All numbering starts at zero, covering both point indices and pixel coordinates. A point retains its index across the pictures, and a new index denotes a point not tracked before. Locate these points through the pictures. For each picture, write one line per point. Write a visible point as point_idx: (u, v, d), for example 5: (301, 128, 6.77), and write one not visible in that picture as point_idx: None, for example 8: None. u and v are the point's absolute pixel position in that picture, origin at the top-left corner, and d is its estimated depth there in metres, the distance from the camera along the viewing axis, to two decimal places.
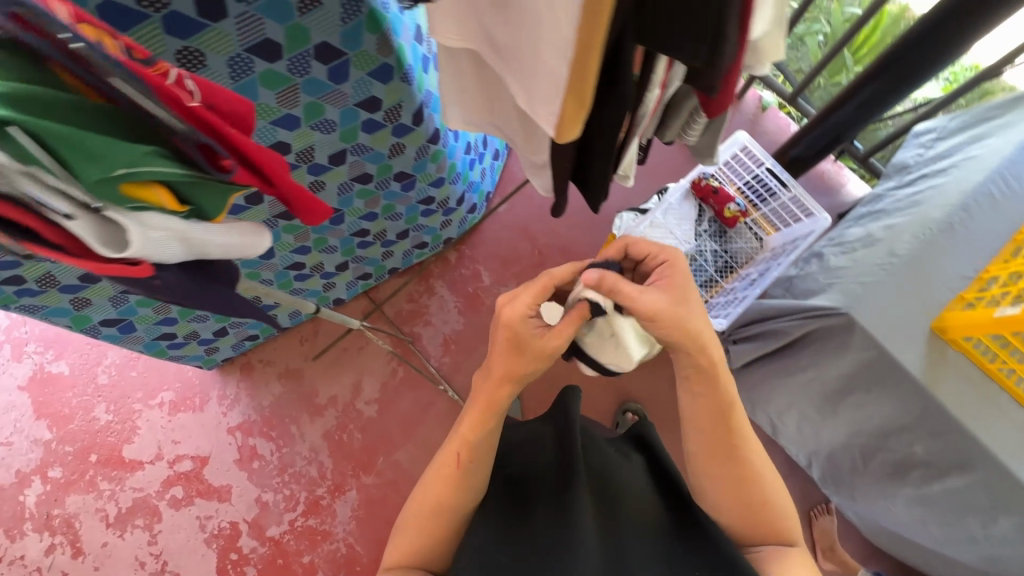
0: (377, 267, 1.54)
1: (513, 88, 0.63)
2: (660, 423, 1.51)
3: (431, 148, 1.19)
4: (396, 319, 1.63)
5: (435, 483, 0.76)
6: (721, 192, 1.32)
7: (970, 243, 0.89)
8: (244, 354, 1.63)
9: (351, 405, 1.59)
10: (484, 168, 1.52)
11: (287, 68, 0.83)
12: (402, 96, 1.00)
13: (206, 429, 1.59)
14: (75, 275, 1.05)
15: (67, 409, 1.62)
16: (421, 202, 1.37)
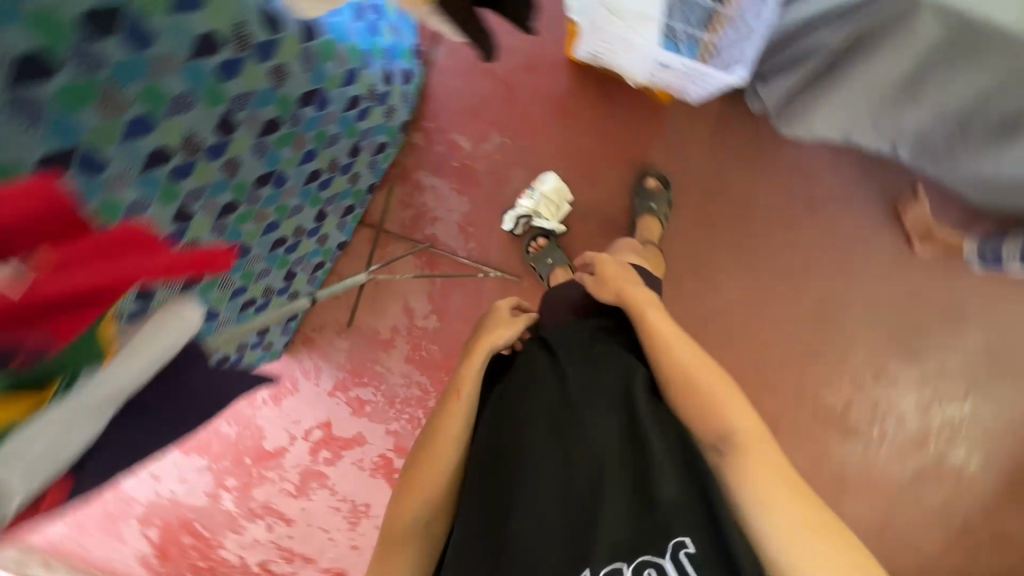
0: (354, 195, 1.39)
1: None
2: (703, 195, 1.43)
3: (315, 47, 0.94)
4: (405, 231, 1.52)
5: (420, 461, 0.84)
6: None
7: None
8: (299, 331, 1.67)
9: (414, 325, 1.61)
10: (391, 24, 1.22)
11: (76, 68, 0.61)
12: (235, 10, 0.75)
13: (312, 402, 1.72)
14: None
15: (201, 439, 1.81)
16: (350, 109, 1.14)
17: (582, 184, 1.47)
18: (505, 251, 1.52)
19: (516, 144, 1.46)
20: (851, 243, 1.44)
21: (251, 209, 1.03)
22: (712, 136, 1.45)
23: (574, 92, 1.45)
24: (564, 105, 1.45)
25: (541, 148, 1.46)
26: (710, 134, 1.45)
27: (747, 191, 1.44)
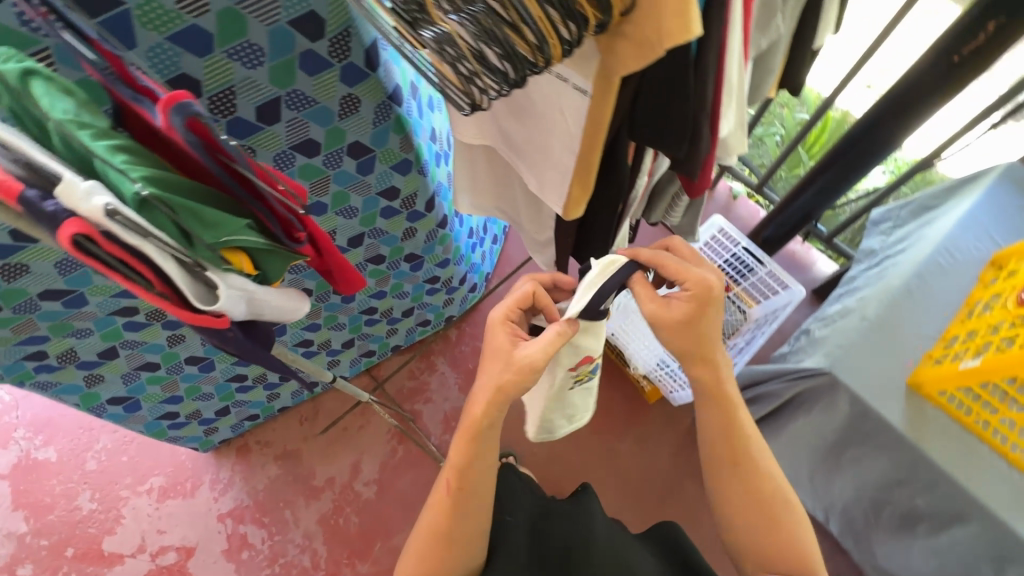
0: (381, 344, 1.59)
1: (526, 175, 0.75)
2: (655, 493, 1.53)
3: (439, 232, 1.31)
4: (397, 396, 1.64)
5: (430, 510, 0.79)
6: (703, 268, 1.44)
7: (928, 308, 0.99)
8: (241, 436, 1.61)
9: (349, 487, 1.55)
10: (484, 251, 1.64)
11: (322, 161, 0.95)
12: (418, 185, 1.13)
13: (195, 517, 1.53)
14: (95, 351, 1.09)
15: (48, 498, 1.55)
16: (426, 281, 1.45)
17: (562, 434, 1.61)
18: None
19: None
20: None
21: (317, 301, 1.27)
22: (683, 446, 1.56)
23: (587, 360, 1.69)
24: None
25: None
26: (681, 445, 1.56)
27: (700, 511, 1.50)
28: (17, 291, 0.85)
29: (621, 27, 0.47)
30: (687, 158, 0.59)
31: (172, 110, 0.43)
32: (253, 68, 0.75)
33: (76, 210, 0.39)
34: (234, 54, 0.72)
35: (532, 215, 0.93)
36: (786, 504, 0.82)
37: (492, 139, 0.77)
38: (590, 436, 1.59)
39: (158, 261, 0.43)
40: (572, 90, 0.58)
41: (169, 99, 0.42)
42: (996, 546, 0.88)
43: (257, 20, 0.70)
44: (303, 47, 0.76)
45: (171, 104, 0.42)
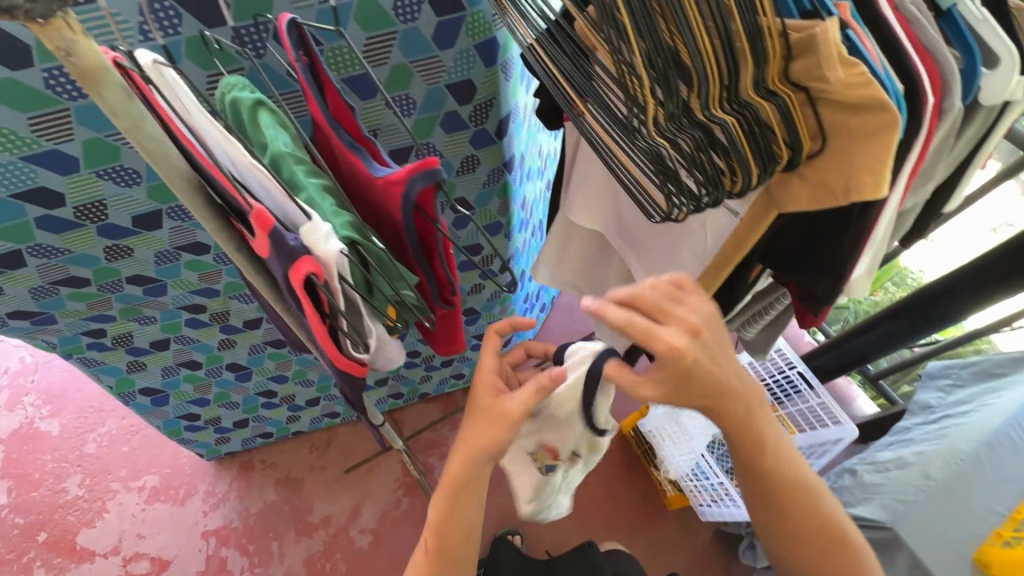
0: (410, 388, 1.56)
1: (636, 269, 0.76)
2: None
3: (503, 294, 1.32)
4: (412, 444, 1.59)
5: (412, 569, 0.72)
6: None
7: (1001, 483, 0.95)
8: (247, 452, 1.55)
9: (343, 531, 1.47)
10: (533, 318, 1.64)
11: None
12: (500, 248, 1.16)
13: (179, 528, 1.45)
14: (149, 340, 1.08)
15: (37, 473, 1.49)
16: (474, 337, 1.44)
17: (573, 524, 1.53)
18: None
19: None
20: None
21: None
22: (698, 565, 1.47)
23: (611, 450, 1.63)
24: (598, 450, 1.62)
25: None
26: (696, 564, 1.47)
27: None
28: (111, 271, 0.86)
29: (799, 167, 0.50)
30: (822, 297, 0.60)
31: (416, 176, 0.41)
32: (400, 117, 0.80)
33: (311, 248, 0.37)
34: (390, 102, 0.77)
35: None
36: (816, 508, 0.71)
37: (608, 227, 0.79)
38: (601, 531, 1.51)
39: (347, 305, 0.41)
40: (721, 208, 0.61)
41: (421, 166, 0.40)
42: None
43: (422, 78, 0.75)
44: (449, 108, 0.81)
45: (413, 175, 0.40)
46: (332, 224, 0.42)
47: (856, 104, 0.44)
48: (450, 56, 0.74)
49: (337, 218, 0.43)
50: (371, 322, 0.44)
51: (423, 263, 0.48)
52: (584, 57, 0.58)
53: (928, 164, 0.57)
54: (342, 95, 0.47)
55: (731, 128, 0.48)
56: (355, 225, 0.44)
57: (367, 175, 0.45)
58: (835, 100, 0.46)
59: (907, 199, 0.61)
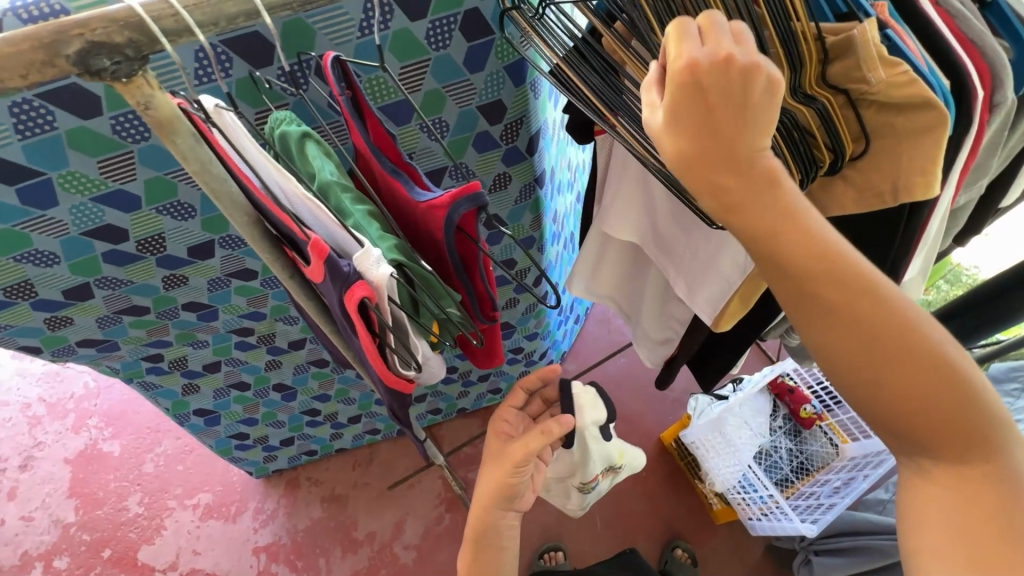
0: (449, 404, 1.58)
1: (674, 279, 0.76)
2: None
3: (537, 307, 1.33)
4: (453, 460, 1.60)
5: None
6: (797, 391, 1.39)
7: None
8: (294, 469, 1.60)
9: (388, 547, 1.49)
10: (567, 330, 1.63)
11: None
12: (533, 262, 1.17)
13: (231, 544, 1.50)
14: (202, 363, 1.13)
15: (101, 492, 1.58)
16: (511, 350, 1.45)
17: (616, 539, 1.50)
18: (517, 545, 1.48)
19: None
20: None
21: None
22: None
23: (653, 463, 1.59)
24: (640, 463, 1.58)
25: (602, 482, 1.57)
26: None
27: None
28: (168, 299, 0.91)
29: (843, 170, 0.49)
30: None
31: (457, 200, 0.42)
32: (434, 140, 0.82)
33: (362, 272, 0.39)
34: (424, 127, 0.79)
35: (654, 313, 0.93)
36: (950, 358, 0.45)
37: (639, 237, 0.79)
38: (647, 546, 1.48)
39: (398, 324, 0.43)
40: None
41: (465, 190, 0.41)
42: None
43: (454, 101, 0.78)
44: (481, 128, 0.83)
45: (455, 198, 0.42)
46: (378, 248, 0.44)
47: (902, 105, 0.43)
48: (481, 78, 0.76)
49: (382, 243, 0.44)
50: (418, 340, 0.46)
51: (466, 283, 0.49)
52: (613, 71, 0.58)
53: (981, 160, 0.55)
54: (383, 123, 0.49)
55: (770, 134, 0.47)
56: (400, 248, 0.45)
57: (408, 198, 0.47)
58: (879, 101, 0.45)
59: (961, 196, 0.59)
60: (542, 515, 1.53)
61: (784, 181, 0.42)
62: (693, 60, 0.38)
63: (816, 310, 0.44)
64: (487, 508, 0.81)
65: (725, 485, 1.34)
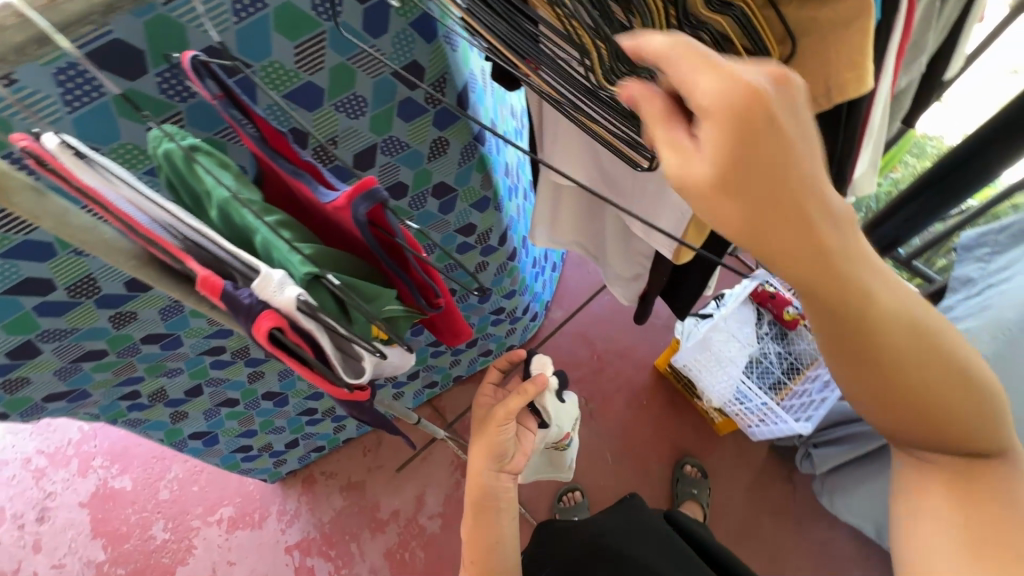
0: (443, 375, 1.58)
1: (629, 217, 0.74)
2: (730, 530, 1.45)
3: (508, 265, 1.30)
4: (459, 427, 1.63)
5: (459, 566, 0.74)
6: (778, 296, 1.40)
7: None
8: (307, 467, 1.62)
9: (414, 520, 1.54)
10: (546, 280, 1.62)
11: (408, 203, 0.96)
12: (493, 223, 1.13)
13: (263, 548, 1.54)
14: (182, 390, 1.11)
15: (125, 527, 1.59)
16: (492, 313, 1.43)
17: (628, 468, 1.57)
18: (535, 493, 1.54)
19: (586, 405, 1.63)
20: None
21: None
22: (759, 481, 1.49)
23: (652, 391, 1.62)
24: (639, 394, 1.62)
25: (606, 418, 1.61)
26: (757, 480, 1.49)
27: (780, 552, 1.42)
28: (123, 337, 0.88)
29: None
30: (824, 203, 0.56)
31: (356, 199, 0.41)
32: (354, 118, 0.76)
33: (267, 301, 0.39)
34: (341, 106, 0.73)
35: (620, 252, 0.91)
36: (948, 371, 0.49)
37: (588, 180, 0.76)
38: (658, 469, 1.55)
39: (325, 345, 0.43)
40: None
41: (359, 188, 0.40)
42: None
43: (364, 72, 0.71)
44: (403, 95, 0.77)
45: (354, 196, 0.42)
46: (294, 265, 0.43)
47: None
48: (387, 40, 0.69)
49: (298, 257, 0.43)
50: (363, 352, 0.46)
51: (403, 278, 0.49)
52: (518, 12, 0.53)
53: (918, 37, 0.52)
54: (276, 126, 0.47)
55: None
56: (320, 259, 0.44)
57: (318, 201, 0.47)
58: None
59: (903, 79, 0.57)
60: None
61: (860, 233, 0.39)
62: (754, 85, 0.33)
63: (877, 360, 0.45)
64: (483, 474, 0.83)
65: (721, 400, 1.39)
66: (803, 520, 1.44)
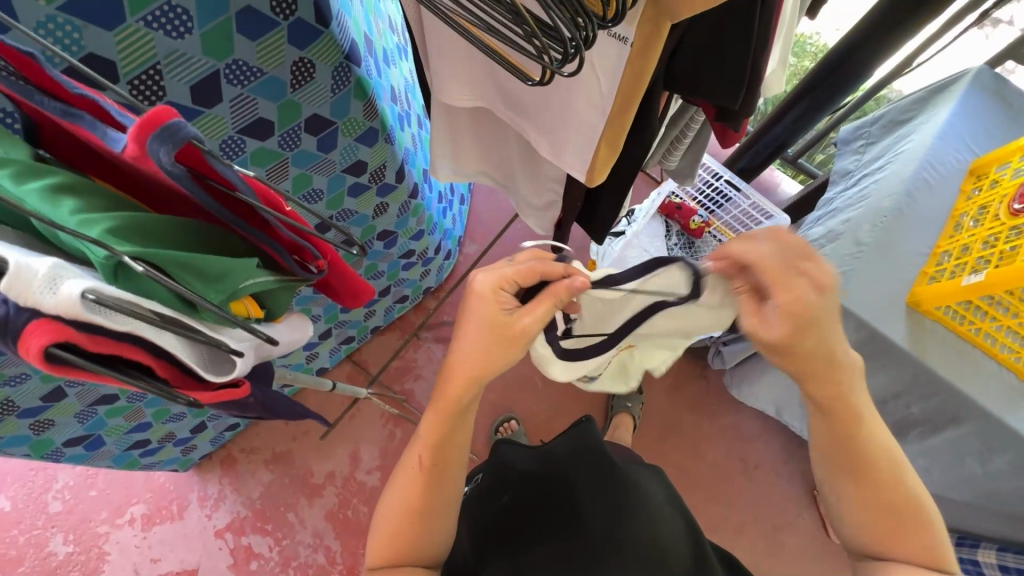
0: (359, 329, 1.48)
1: (536, 141, 0.66)
2: (653, 428, 1.57)
3: (411, 204, 1.19)
4: (384, 378, 1.57)
5: (402, 485, 0.67)
6: (685, 206, 1.43)
7: (920, 226, 1.01)
8: (224, 447, 1.51)
9: (351, 478, 1.50)
10: (454, 215, 1.52)
11: (277, 144, 0.80)
12: (386, 156, 1.00)
13: (190, 538, 1.43)
14: (38, 396, 0.92)
15: (13, 551, 1.38)
16: (401, 257, 1.34)
17: (559, 388, 1.61)
18: (471, 430, 1.55)
19: None
20: (784, 513, 1.51)
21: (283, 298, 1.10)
22: (676, 380, 1.61)
23: None
24: None
25: None
26: (674, 380, 1.61)
27: (698, 439, 1.56)
28: None
29: None
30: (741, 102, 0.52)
31: (151, 138, 0.30)
32: (178, 38, 0.59)
33: (37, 308, 0.28)
34: (152, 22, 0.57)
35: (528, 176, 0.84)
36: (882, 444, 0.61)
37: (475, 99, 0.68)
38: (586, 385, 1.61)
39: (166, 346, 0.33)
40: (609, 39, 0.48)
41: (147, 124, 0.29)
42: (978, 426, 0.94)
43: None
44: (238, 5, 0.61)
45: (149, 138, 0.30)
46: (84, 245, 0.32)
47: None
48: None
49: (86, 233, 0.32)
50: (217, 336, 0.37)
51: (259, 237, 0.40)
52: None
53: None
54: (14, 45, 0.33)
55: None
56: (124, 231, 0.33)
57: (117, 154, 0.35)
58: None
59: None
60: (486, 394, 1.58)
61: (853, 491, 0.63)
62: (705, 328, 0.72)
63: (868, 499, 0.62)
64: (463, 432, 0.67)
65: None
66: (716, 409, 1.59)
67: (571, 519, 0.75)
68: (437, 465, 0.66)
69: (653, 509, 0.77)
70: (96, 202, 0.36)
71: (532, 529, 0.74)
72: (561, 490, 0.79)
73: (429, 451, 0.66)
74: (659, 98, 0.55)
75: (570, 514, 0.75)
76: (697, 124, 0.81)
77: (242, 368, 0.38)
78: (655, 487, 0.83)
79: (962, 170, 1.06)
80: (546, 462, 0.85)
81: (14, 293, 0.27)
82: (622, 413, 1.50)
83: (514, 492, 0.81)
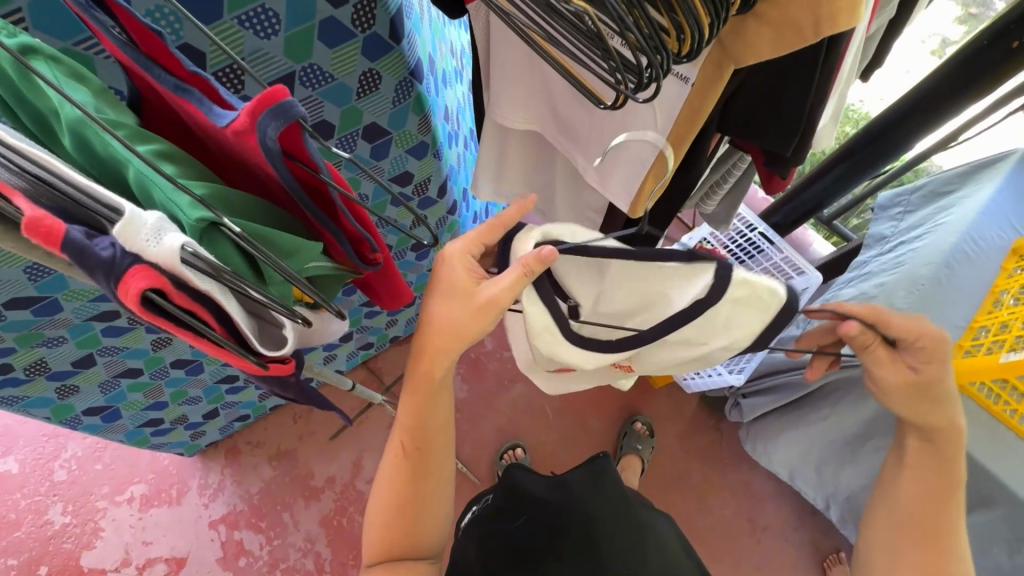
0: (379, 336, 1.49)
1: (585, 169, 0.68)
2: (661, 474, 1.53)
3: (449, 220, 1.22)
4: (396, 388, 1.57)
5: (393, 477, 0.71)
6: (715, 253, 1.44)
7: (958, 298, 1.00)
8: (231, 438, 1.51)
9: (351, 486, 1.48)
10: None
11: (335, 145, 0.84)
12: (432, 171, 1.04)
13: (184, 525, 1.43)
14: (69, 360, 0.95)
15: (13, 514, 1.40)
16: (430, 270, 1.36)
17: (569, 421, 1.58)
18: (476, 452, 1.53)
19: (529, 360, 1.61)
20: None
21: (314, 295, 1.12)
22: (689, 428, 1.58)
23: None
24: None
25: None
26: (687, 427, 1.58)
27: (706, 492, 1.52)
28: None
29: (756, 5, 0.40)
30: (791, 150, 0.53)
31: (265, 115, 0.33)
32: (265, 38, 0.64)
33: (139, 254, 0.30)
34: (245, 20, 0.61)
35: (569, 203, 0.86)
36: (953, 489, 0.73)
37: (530, 123, 0.71)
38: (597, 422, 1.58)
39: (231, 311, 0.35)
40: (670, 78, 0.51)
41: (265, 101, 0.33)
42: (1008, 512, 0.91)
43: None
44: (324, 13, 0.65)
45: (263, 114, 0.33)
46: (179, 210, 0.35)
47: None
48: None
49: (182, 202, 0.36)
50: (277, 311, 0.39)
51: (329, 224, 0.43)
52: None
53: None
54: (142, 22, 0.37)
55: None
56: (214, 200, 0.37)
57: (215, 130, 0.39)
58: None
59: (874, 22, 0.57)
60: (496, 418, 1.57)
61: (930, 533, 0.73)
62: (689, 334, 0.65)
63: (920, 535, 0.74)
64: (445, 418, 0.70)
65: None
66: (727, 462, 1.55)
67: (587, 549, 0.75)
68: (419, 449, 0.70)
69: (659, 543, 0.78)
70: (190, 171, 0.40)
71: (547, 555, 0.76)
72: (573, 519, 0.80)
73: (408, 435, 0.70)
74: (709, 139, 0.56)
75: (586, 544, 0.76)
76: (740, 171, 0.83)
77: (293, 344, 0.40)
78: (662, 523, 0.84)
79: (1004, 248, 1.05)
80: (552, 487, 0.86)
81: (123, 240, 0.30)
82: (630, 454, 1.47)
83: (528, 517, 0.82)
